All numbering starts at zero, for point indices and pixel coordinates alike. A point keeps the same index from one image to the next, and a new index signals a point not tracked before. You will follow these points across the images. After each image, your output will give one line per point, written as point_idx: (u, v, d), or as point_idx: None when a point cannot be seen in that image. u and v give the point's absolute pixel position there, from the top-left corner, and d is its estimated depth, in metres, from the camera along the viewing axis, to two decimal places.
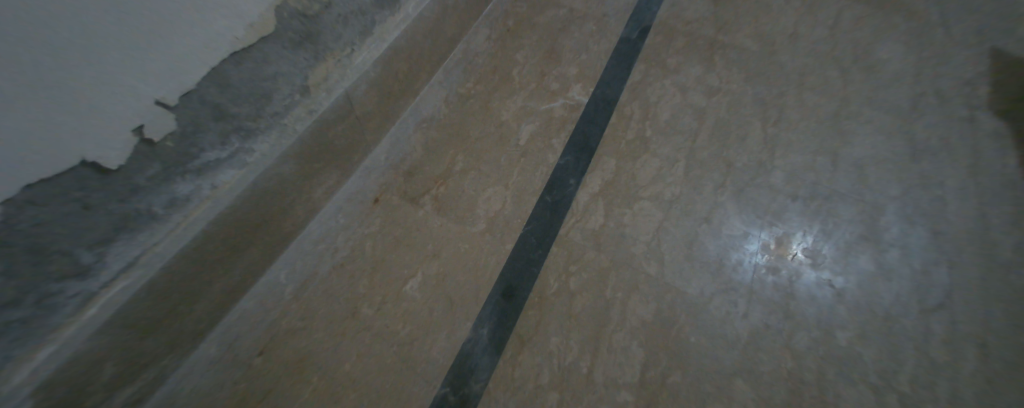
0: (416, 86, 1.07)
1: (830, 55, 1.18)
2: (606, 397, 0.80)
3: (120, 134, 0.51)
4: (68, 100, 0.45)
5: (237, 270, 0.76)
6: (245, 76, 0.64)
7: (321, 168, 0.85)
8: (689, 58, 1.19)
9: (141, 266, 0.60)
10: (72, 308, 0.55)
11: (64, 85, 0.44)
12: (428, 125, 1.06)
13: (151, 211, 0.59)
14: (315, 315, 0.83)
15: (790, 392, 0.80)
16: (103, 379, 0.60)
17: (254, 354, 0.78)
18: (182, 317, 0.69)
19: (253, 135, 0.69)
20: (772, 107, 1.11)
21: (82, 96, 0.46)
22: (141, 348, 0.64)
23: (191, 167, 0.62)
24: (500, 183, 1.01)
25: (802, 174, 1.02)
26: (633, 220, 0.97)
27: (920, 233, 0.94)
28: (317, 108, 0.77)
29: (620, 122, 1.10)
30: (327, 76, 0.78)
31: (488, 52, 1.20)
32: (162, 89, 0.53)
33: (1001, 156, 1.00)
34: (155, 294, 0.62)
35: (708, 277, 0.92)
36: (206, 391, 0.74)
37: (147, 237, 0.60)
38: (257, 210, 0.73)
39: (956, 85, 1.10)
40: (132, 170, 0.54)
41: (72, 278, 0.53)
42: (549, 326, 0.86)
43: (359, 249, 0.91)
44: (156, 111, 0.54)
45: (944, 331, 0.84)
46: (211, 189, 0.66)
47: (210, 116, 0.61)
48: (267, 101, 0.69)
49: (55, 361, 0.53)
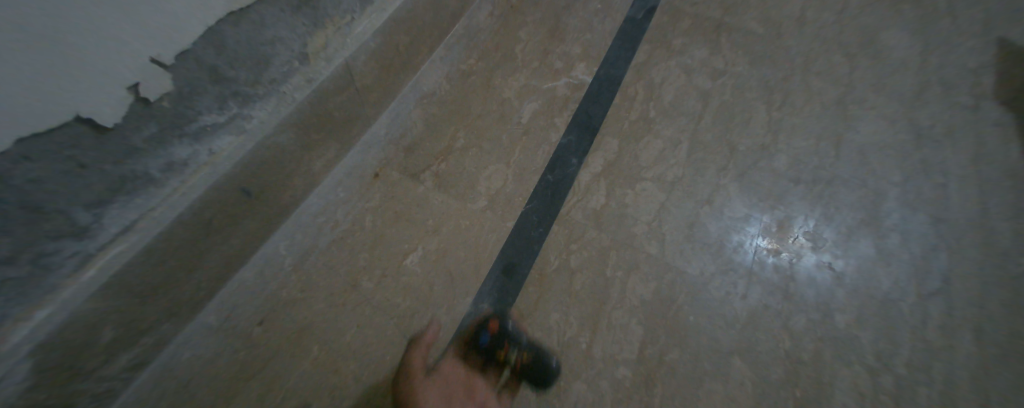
0: (418, 61, 1.04)
1: (836, 39, 1.17)
2: (604, 373, 0.81)
3: (114, 90, 0.49)
4: (56, 50, 0.43)
5: (235, 240, 0.75)
6: (243, 39, 0.62)
7: (320, 140, 0.83)
8: (695, 40, 1.18)
9: (138, 230, 0.58)
10: (69, 269, 0.54)
11: (53, 33, 0.42)
12: (429, 102, 1.05)
13: (147, 173, 0.57)
14: (314, 287, 0.83)
15: (787, 372, 0.81)
16: (99, 344, 0.59)
17: (252, 325, 0.78)
18: (180, 286, 0.68)
19: (251, 101, 0.67)
20: (777, 90, 1.10)
21: (72, 47, 0.44)
22: (140, 314, 0.64)
23: (188, 131, 0.60)
24: (502, 162, 1.00)
25: (805, 158, 1.01)
26: (635, 200, 0.97)
27: (921, 218, 0.94)
28: (316, 77, 0.75)
29: (624, 103, 1.09)
30: (326, 45, 0.76)
31: (491, 29, 1.17)
32: (158, 47, 0.51)
33: (1005, 144, 1.00)
34: (152, 259, 0.61)
35: (708, 257, 0.92)
36: (205, 359, 0.74)
37: (144, 202, 0.59)
38: (257, 180, 0.72)
39: (962, 72, 1.09)
40: (127, 130, 0.52)
41: (68, 239, 0.52)
42: (549, 303, 0.86)
43: (359, 224, 0.90)
44: (152, 69, 0.52)
45: (942, 315, 0.85)
46: (209, 155, 0.64)
47: (207, 78, 0.59)
48: (266, 67, 0.67)
49: (52, 322, 0.52)
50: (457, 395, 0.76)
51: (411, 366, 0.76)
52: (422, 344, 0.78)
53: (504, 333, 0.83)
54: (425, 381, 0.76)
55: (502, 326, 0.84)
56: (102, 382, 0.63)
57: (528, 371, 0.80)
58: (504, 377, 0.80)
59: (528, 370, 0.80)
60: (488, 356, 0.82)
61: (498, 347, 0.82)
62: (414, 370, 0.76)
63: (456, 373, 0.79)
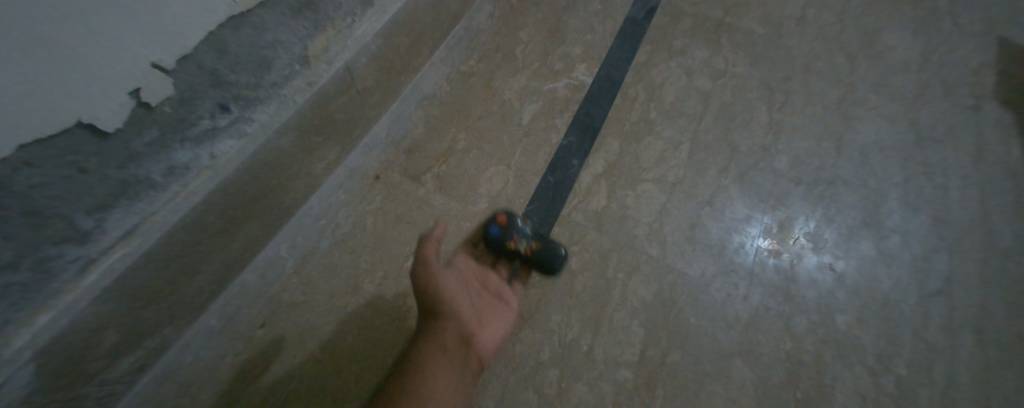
0: (420, 61, 1.03)
1: (837, 39, 1.16)
2: (605, 375, 0.82)
3: (116, 96, 0.49)
4: (58, 56, 0.43)
5: (237, 244, 0.75)
6: (244, 44, 0.61)
7: (322, 142, 0.83)
8: (695, 41, 1.17)
9: (140, 235, 0.58)
10: (71, 273, 0.53)
11: (54, 39, 0.42)
12: (430, 103, 1.05)
13: (149, 178, 0.57)
14: (316, 290, 0.84)
15: (789, 374, 0.82)
16: (102, 348, 0.59)
17: (255, 327, 0.79)
18: (181, 290, 0.68)
19: (252, 105, 0.67)
20: (778, 91, 1.10)
21: (73, 53, 0.44)
22: (141, 318, 0.64)
23: (190, 135, 0.59)
24: (502, 163, 1.00)
25: (806, 159, 1.01)
26: (636, 201, 0.97)
27: (922, 219, 0.94)
28: (316, 80, 0.74)
29: (624, 104, 1.08)
30: (327, 47, 0.75)
31: (491, 30, 1.17)
32: (160, 52, 0.51)
33: (1005, 145, 1.00)
34: (154, 263, 0.61)
35: (709, 258, 0.92)
36: (208, 362, 0.75)
37: (146, 206, 0.58)
38: (259, 184, 0.72)
39: (963, 73, 1.09)
40: (129, 135, 0.52)
41: (70, 244, 0.52)
42: (550, 304, 0.88)
43: (360, 226, 0.90)
44: (152, 74, 0.51)
45: (943, 316, 0.85)
46: (210, 159, 0.64)
47: (208, 82, 0.58)
48: (267, 71, 0.66)
49: (55, 327, 0.52)
50: (471, 283, 0.84)
51: (427, 260, 0.78)
52: (432, 242, 0.80)
53: (514, 227, 0.88)
54: (442, 270, 0.79)
55: (510, 221, 0.89)
56: (104, 386, 0.63)
57: (538, 257, 0.87)
58: (514, 266, 0.90)
59: (538, 256, 0.87)
60: (498, 247, 0.87)
61: (508, 239, 0.87)
62: (429, 263, 0.78)
63: (464, 266, 0.86)
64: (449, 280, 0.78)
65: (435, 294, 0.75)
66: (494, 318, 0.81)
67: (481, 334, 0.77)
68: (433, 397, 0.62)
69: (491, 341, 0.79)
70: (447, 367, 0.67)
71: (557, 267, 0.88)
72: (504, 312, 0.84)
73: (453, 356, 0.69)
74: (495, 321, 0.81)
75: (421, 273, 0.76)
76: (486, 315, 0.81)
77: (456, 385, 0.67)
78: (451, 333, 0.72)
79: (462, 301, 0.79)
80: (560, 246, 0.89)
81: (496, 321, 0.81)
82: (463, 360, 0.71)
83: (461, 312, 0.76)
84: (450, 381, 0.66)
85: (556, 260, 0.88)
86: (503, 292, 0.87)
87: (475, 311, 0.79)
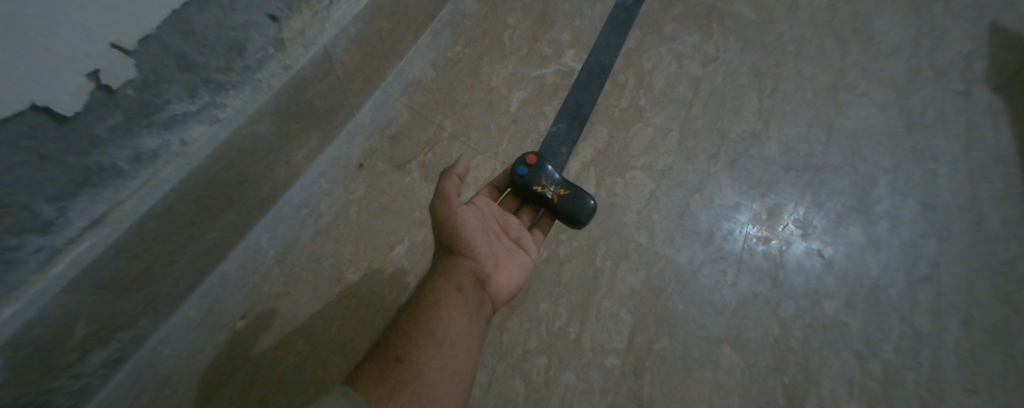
0: (403, 47, 1.00)
1: (829, 24, 1.14)
2: (593, 362, 0.82)
3: (73, 77, 0.46)
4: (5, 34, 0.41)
5: (214, 234, 0.74)
6: (212, 24, 0.58)
7: (301, 130, 0.81)
8: (686, 25, 1.15)
9: (107, 224, 0.56)
10: (34, 265, 0.51)
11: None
12: (415, 90, 1.02)
13: (115, 165, 0.55)
14: (298, 281, 0.83)
15: (775, 359, 0.82)
16: (72, 342, 0.57)
17: (235, 319, 0.78)
18: (156, 280, 0.67)
19: (225, 89, 0.63)
20: (768, 76, 1.08)
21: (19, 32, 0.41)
22: (114, 310, 0.62)
23: (157, 120, 0.57)
24: (490, 151, 0.98)
25: (796, 145, 1.00)
26: (624, 189, 0.96)
27: (911, 205, 0.93)
28: (294, 64, 0.71)
29: (614, 91, 1.07)
30: (304, 30, 0.71)
31: (478, 15, 1.12)
32: (118, 32, 0.48)
33: (995, 130, 1.00)
34: (126, 252, 0.59)
35: (698, 245, 0.91)
36: (188, 355, 0.74)
37: (113, 194, 0.56)
38: (235, 172, 0.70)
39: (955, 57, 1.08)
40: (90, 119, 0.50)
41: (32, 233, 0.50)
42: (537, 293, 0.87)
43: (343, 216, 0.89)
44: (113, 54, 0.49)
45: (929, 301, 0.86)
46: (180, 146, 0.61)
47: (174, 64, 0.56)
48: (239, 54, 0.63)
49: (21, 319, 0.50)
50: (492, 221, 0.79)
51: (447, 195, 0.71)
52: (453, 175, 0.73)
53: (542, 169, 0.82)
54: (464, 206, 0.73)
55: (540, 163, 0.83)
56: (77, 379, 0.62)
57: (564, 206, 0.80)
58: (539, 212, 0.88)
59: (564, 204, 0.80)
60: (523, 188, 0.82)
61: (535, 181, 0.81)
62: (450, 198, 0.71)
63: (487, 203, 0.80)
64: (471, 220, 0.73)
65: (454, 234, 0.71)
66: (511, 262, 0.79)
67: (499, 277, 0.76)
68: (445, 340, 0.62)
69: (507, 284, 0.77)
70: (462, 311, 0.66)
71: (584, 217, 0.80)
72: (522, 256, 0.81)
73: (467, 300, 0.68)
74: (512, 264, 0.79)
75: (441, 210, 0.71)
76: (504, 257, 0.78)
77: (469, 328, 0.66)
78: (466, 274, 0.71)
79: (483, 241, 0.75)
80: (590, 198, 0.81)
81: (513, 266, 0.79)
82: (477, 302, 0.70)
83: (479, 254, 0.73)
84: (463, 324, 0.66)
85: (583, 211, 0.80)
86: (523, 236, 0.84)
87: (493, 252, 0.76)
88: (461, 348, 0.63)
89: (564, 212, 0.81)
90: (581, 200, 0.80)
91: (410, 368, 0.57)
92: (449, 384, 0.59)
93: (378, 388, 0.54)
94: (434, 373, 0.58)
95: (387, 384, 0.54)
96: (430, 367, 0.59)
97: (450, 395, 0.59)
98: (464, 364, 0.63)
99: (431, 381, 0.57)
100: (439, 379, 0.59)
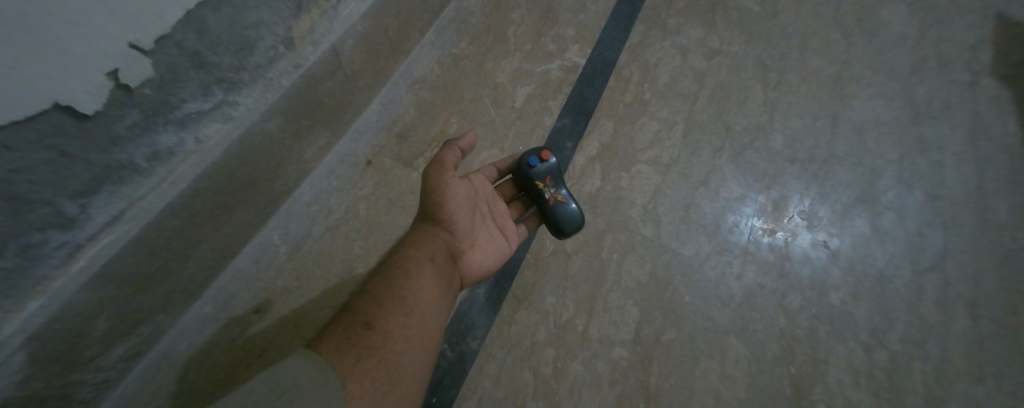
0: (409, 44, 1.01)
1: (834, 15, 1.14)
2: (601, 354, 0.83)
3: (93, 78, 0.47)
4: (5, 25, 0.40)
5: (227, 230, 0.75)
6: (224, 22, 0.59)
7: (309, 127, 0.82)
8: (691, 19, 1.14)
9: (126, 221, 0.57)
10: (58, 260, 0.52)
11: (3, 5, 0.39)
12: (421, 86, 1.02)
13: (133, 162, 0.56)
14: (309, 276, 0.85)
15: (782, 350, 0.83)
16: (93, 336, 0.59)
17: (248, 312, 0.80)
18: (172, 275, 0.68)
19: (237, 87, 0.64)
20: (773, 69, 1.08)
21: (23, 24, 0.41)
22: (132, 304, 0.63)
23: (173, 119, 0.58)
24: (496, 146, 1.00)
25: (800, 138, 1.00)
26: (630, 183, 0.96)
27: (917, 195, 0.94)
28: (303, 62, 0.72)
29: (619, 85, 1.07)
30: (313, 28, 0.72)
31: (482, 11, 1.12)
32: (135, 32, 0.49)
33: (1001, 120, 0.99)
34: (143, 248, 0.60)
35: (704, 238, 0.92)
36: (202, 348, 0.75)
37: (132, 191, 0.57)
38: (246, 168, 0.71)
39: (960, 47, 1.07)
40: (109, 117, 0.51)
41: (56, 229, 0.51)
42: (545, 286, 0.88)
43: (353, 212, 0.90)
44: (131, 55, 0.50)
45: (935, 291, 0.86)
46: (195, 144, 0.62)
47: (188, 63, 0.56)
48: (250, 52, 0.64)
49: (44, 314, 0.51)
50: (479, 200, 0.80)
51: (444, 164, 0.72)
52: (456, 147, 0.74)
53: (549, 168, 0.83)
54: (455, 179, 0.73)
55: (550, 161, 0.83)
56: (98, 372, 0.63)
57: (552, 211, 0.81)
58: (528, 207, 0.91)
59: (553, 209, 0.81)
60: (527, 179, 0.82)
61: (540, 176, 0.82)
62: (445, 168, 0.72)
63: (478, 182, 0.81)
64: (459, 193, 0.73)
65: (438, 204, 0.72)
66: (488, 245, 0.80)
67: (472, 258, 0.77)
68: (415, 312, 0.62)
69: (480, 265, 0.78)
70: (433, 284, 0.66)
71: (569, 228, 0.81)
72: (501, 241, 0.82)
73: (440, 273, 0.68)
74: (489, 248, 0.80)
75: (433, 176, 0.72)
76: (480, 239, 0.79)
77: (439, 301, 0.66)
78: (441, 247, 0.72)
79: (465, 217, 0.76)
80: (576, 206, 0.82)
81: (489, 249, 0.80)
82: (449, 277, 0.70)
83: (457, 230, 0.75)
84: (434, 297, 0.65)
85: (571, 221, 0.81)
86: (508, 225, 0.85)
87: (472, 232, 0.77)
88: (429, 319, 0.63)
89: (550, 217, 0.81)
90: (569, 213, 0.81)
91: (378, 333, 0.57)
92: (414, 354, 0.58)
93: (343, 352, 0.53)
94: (401, 341, 0.57)
95: (352, 348, 0.53)
96: (398, 336, 0.58)
97: (413, 367, 0.57)
98: (430, 337, 0.62)
99: (397, 349, 0.56)
100: (405, 349, 0.57)
